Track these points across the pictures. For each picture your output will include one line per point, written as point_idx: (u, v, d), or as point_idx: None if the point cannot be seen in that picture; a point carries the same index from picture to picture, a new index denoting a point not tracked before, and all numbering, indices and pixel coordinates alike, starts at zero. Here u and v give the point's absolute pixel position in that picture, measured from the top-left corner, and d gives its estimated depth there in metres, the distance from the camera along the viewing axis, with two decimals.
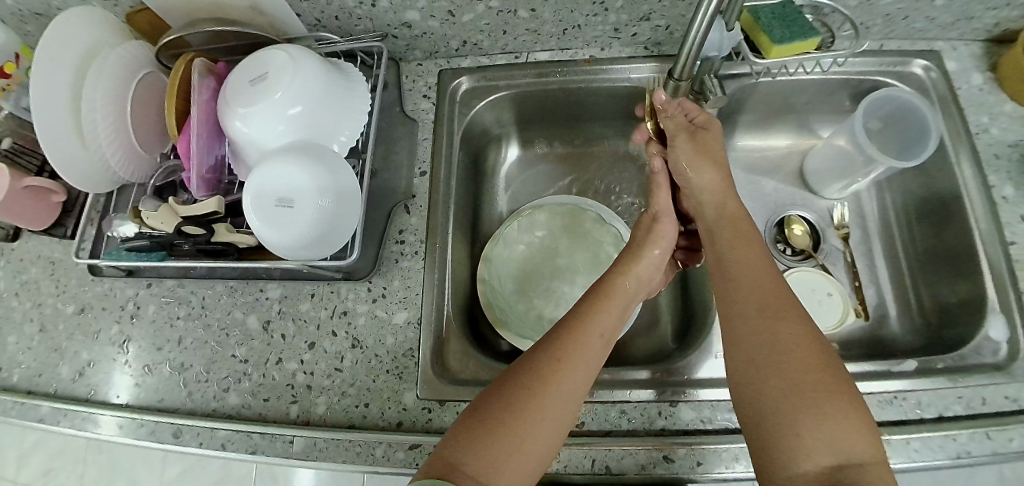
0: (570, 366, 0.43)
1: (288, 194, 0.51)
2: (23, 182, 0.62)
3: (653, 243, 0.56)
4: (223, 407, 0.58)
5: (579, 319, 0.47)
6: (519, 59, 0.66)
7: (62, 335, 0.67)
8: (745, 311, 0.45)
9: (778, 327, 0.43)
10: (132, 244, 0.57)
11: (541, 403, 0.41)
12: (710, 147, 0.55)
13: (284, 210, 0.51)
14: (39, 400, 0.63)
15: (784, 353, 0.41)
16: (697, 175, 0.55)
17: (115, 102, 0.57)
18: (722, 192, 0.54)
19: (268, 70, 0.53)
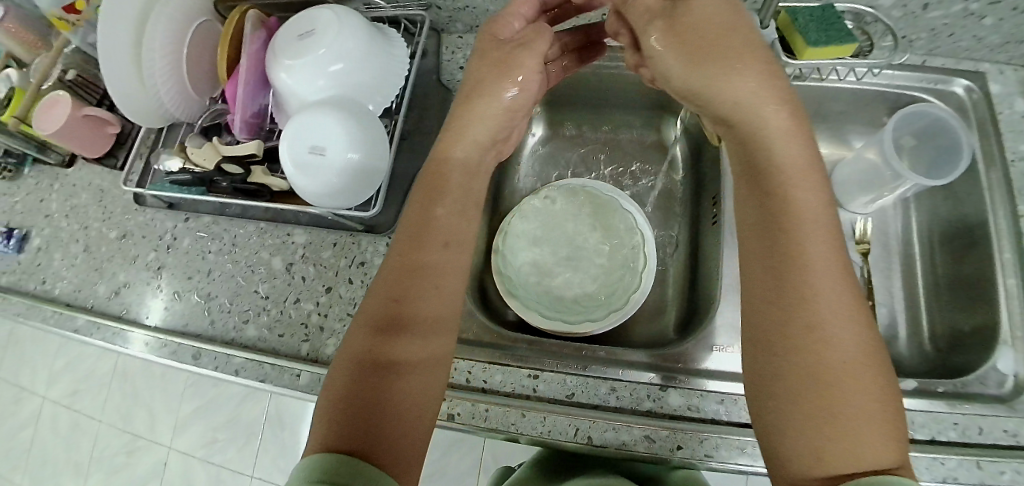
0: (412, 303, 0.42)
1: (321, 142, 0.53)
2: (82, 110, 0.67)
3: (478, 145, 0.49)
4: (241, 337, 0.61)
5: (405, 242, 0.45)
6: (556, 40, 0.67)
7: (103, 257, 0.72)
8: (779, 260, 0.38)
9: (806, 301, 0.36)
10: (176, 178, 0.61)
11: (398, 355, 0.40)
12: (693, 33, 0.41)
13: (316, 157, 0.53)
14: (78, 311, 0.69)
15: (812, 316, 0.36)
16: (675, 67, 0.42)
17: (174, 45, 0.61)
18: (738, 103, 0.40)
19: (315, 26, 0.57)
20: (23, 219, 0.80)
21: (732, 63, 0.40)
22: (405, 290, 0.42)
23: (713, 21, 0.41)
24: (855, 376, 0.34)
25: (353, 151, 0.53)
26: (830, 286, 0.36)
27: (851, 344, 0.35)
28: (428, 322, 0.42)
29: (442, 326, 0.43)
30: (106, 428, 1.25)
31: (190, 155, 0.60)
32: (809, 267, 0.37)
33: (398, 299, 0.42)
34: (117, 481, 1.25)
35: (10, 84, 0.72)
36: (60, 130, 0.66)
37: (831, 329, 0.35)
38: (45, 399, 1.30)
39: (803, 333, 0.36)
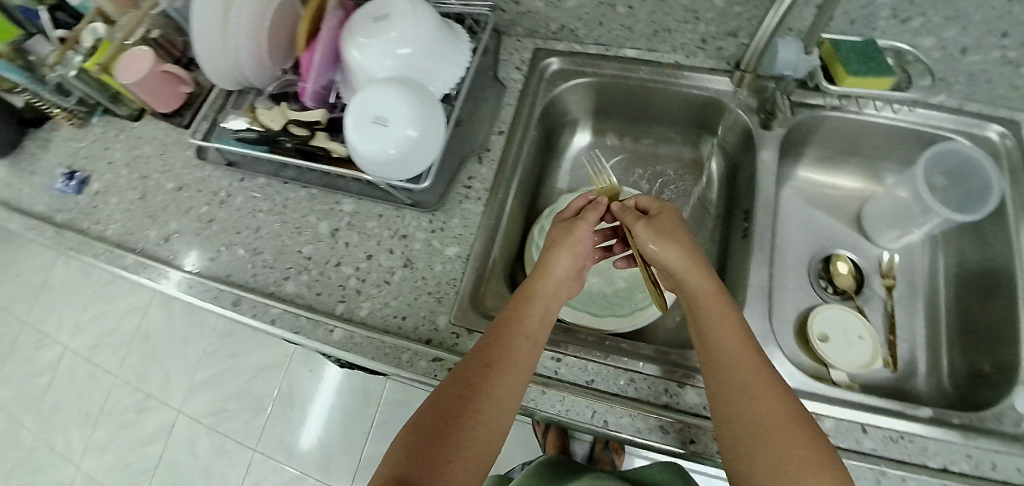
0: (496, 374, 0.47)
1: (385, 114, 0.57)
2: (161, 65, 0.73)
3: (563, 250, 0.57)
4: (280, 292, 0.64)
5: (501, 325, 0.51)
6: (609, 52, 0.71)
7: (159, 205, 0.76)
8: (733, 368, 0.47)
9: (764, 400, 0.44)
10: (243, 135, 0.65)
11: (471, 417, 0.45)
12: (670, 230, 0.56)
13: (379, 127, 0.56)
14: (127, 251, 0.73)
15: (768, 411, 0.44)
16: (663, 250, 0.54)
17: (257, 14, 0.64)
18: (695, 264, 0.53)
19: (390, 11, 0.61)
20: (87, 165, 0.85)
21: (684, 246, 0.54)
22: (490, 360, 0.48)
23: (678, 227, 0.56)
24: (810, 459, 0.41)
25: (411, 127, 0.56)
26: (778, 390, 0.45)
27: (799, 427, 0.42)
28: (505, 383, 0.47)
29: (516, 394, 0.48)
30: (121, 384, 1.28)
31: (259, 116, 0.65)
32: (763, 380, 0.46)
33: (486, 370, 0.47)
34: (122, 438, 1.27)
35: (97, 36, 0.78)
36: (141, 77, 0.71)
37: (787, 422, 0.43)
38: (67, 349, 1.33)
39: (762, 424, 0.43)
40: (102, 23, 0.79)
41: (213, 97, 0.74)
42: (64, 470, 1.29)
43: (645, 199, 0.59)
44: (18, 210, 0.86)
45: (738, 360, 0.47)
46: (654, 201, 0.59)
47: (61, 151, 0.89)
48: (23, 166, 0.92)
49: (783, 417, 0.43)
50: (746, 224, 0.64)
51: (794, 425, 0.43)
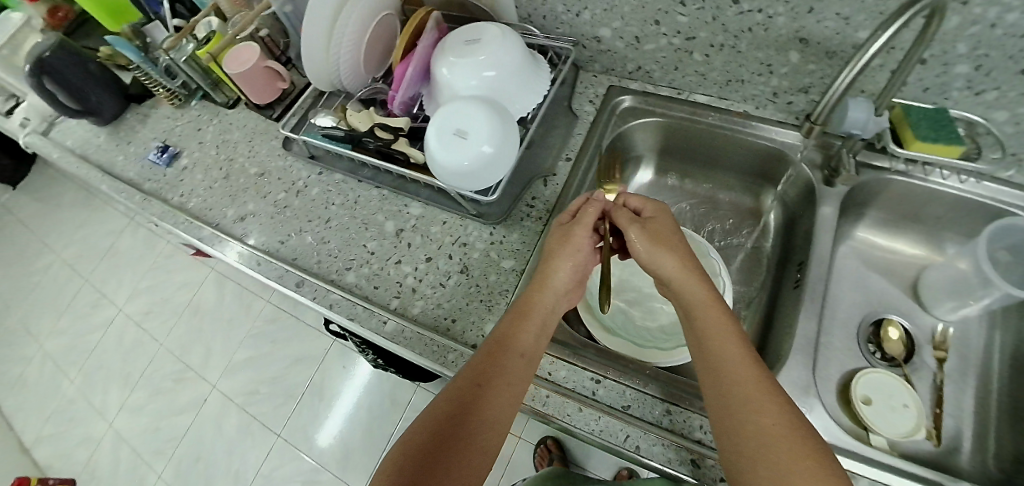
0: (491, 391, 0.48)
1: (466, 128, 0.60)
2: (264, 62, 0.79)
3: (560, 256, 0.56)
4: (340, 280, 0.68)
5: (497, 337, 0.52)
6: (680, 96, 0.74)
7: (240, 187, 0.83)
8: (730, 384, 0.45)
9: (762, 416, 0.42)
10: (329, 132, 0.71)
11: (465, 432, 0.45)
12: (665, 236, 0.54)
13: (459, 140, 0.60)
14: (206, 224, 0.79)
15: (768, 427, 0.41)
16: (659, 259, 0.53)
17: (359, 30, 0.70)
18: (689, 273, 0.52)
19: (481, 36, 0.66)
20: (179, 141, 0.93)
21: (679, 255, 0.53)
22: (485, 373, 0.49)
23: (673, 232, 0.55)
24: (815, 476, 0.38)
25: (487, 144, 0.60)
26: (778, 403, 0.43)
27: (803, 444, 0.40)
28: (502, 400, 0.48)
29: (511, 409, 0.48)
30: (166, 353, 1.38)
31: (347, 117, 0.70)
32: (761, 392, 0.43)
33: (481, 385, 0.48)
34: (158, 402, 1.34)
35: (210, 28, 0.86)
36: (247, 68, 0.78)
37: (789, 438, 0.40)
38: (121, 311, 1.44)
39: (763, 442, 0.41)
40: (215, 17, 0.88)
41: (305, 97, 0.80)
42: (97, 424, 1.36)
43: (638, 200, 0.58)
44: (112, 175, 0.95)
45: (734, 372, 0.45)
46: (644, 200, 0.58)
47: (158, 127, 0.98)
48: (122, 136, 1.01)
49: (786, 433, 0.40)
50: (799, 275, 0.65)
51: (797, 441, 0.40)
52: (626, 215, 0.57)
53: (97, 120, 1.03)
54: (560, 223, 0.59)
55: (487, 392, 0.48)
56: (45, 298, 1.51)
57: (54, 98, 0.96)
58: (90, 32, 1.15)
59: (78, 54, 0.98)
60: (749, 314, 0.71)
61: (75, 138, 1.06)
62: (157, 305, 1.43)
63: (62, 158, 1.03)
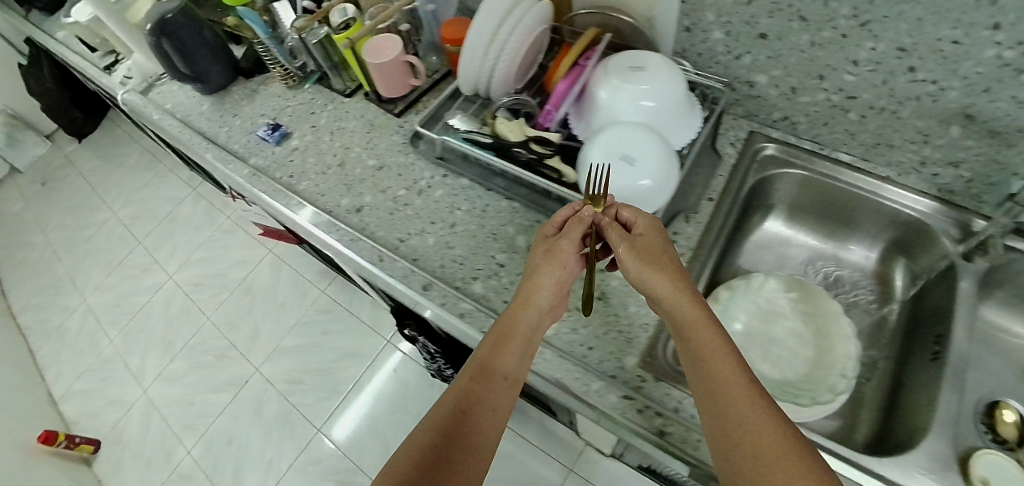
0: (471, 419, 0.46)
1: (631, 154, 0.59)
2: (405, 56, 0.77)
3: (544, 270, 0.54)
4: (466, 289, 0.66)
5: (476, 363, 0.50)
6: (822, 151, 0.74)
7: (355, 178, 0.81)
8: (723, 403, 0.42)
9: (752, 435, 0.39)
10: (477, 137, 0.68)
11: (446, 464, 0.43)
12: (655, 252, 0.52)
13: (623, 166, 0.58)
14: (320, 211, 0.77)
15: (761, 446, 0.38)
16: (648, 278, 0.50)
17: (520, 42, 0.69)
18: (680, 293, 0.49)
19: (646, 64, 0.64)
20: (290, 120, 0.93)
21: (667, 272, 0.50)
22: (466, 402, 0.47)
23: (662, 247, 0.52)
24: None
25: (647, 179, 0.58)
26: (769, 421, 0.40)
27: (797, 463, 0.37)
28: (483, 428, 0.46)
29: (493, 435, 0.47)
30: (212, 327, 1.38)
31: (495, 125, 0.69)
32: (748, 410, 0.40)
33: (462, 414, 0.46)
34: (196, 376, 1.32)
35: (347, 16, 0.85)
36: (391, 59, 0.77)
37: (781, 456, 0.37)
38: (171, 278, 1.47)
39: (759, 464, 0.38)
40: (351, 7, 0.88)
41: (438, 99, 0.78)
42: (131, 388, 1.35)
43: (624, 210, 0.55)
44: (216, 145, 0.94)
45: (728, 393, 0.42)
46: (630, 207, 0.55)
47: (267, 103, 0.97)
48: (226, 107, 1.01)
49: (780, 454, 0.37)
50: (937, 348, 0.62)
51: (789, 461, 0.37)
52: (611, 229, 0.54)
53: (203, 89, 1.01)
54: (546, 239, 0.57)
55: (468, 422, 0.46)
56: (99, 253, 1.56)
57: (169, 62, 0.95)
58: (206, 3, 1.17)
59: (197, 21, 0.96)
60: (872, 380, 0.69)
61: (175, 102, 1.05)
62: (213, 281, 1.44)
63: (163, 120, 1.02)
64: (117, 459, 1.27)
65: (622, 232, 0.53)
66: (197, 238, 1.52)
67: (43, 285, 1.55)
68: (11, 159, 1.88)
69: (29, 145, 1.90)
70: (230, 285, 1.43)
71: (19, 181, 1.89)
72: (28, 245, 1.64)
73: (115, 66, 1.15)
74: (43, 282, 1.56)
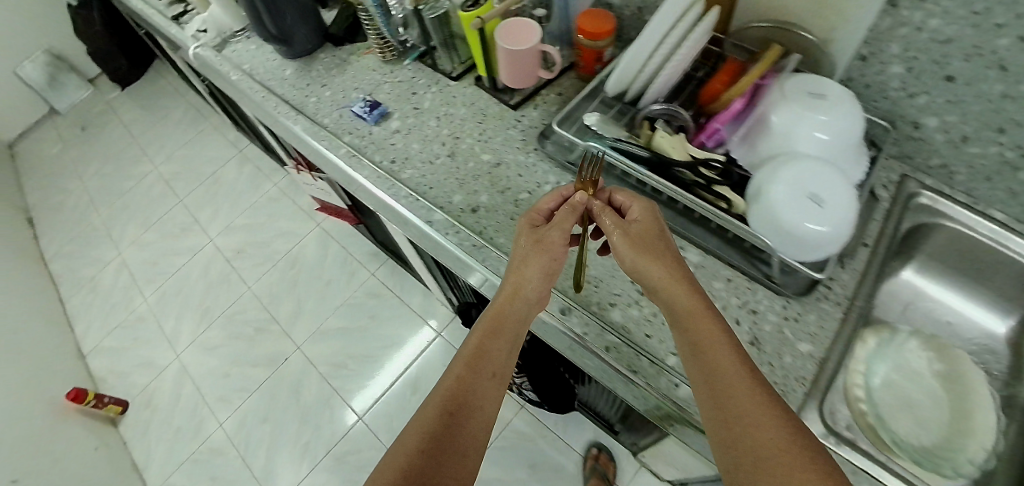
0: (460, 422, 0.44)
1: (821, 196, 0.51)
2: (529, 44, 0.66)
3: (530, 256, 0.51)
4: (604, 315, 0.53)
5: (465, 356, 0.48)
6: (977, 207, 0.67)
7: (467, 172, 0.68)
8: (728, 402, 0.39)
9: (758, 433, 0.37)
10: (625, 146, 0.59)
11: (438, 466, 0.41)
12: (649, 239, 0.48)
13: (812, 207, 0.51)
14: (431, 206, 0.64)
15: (771, 446, 0.36)
16: (640, 265, 0.47)
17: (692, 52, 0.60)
18: (676, 281, 0.46)
19: (828, 92, 0.56)
20: (390, 100, 0.79)
21: (663, 259, 0.47)
22: (457, 400, 0.45)
23: (657, 233, 0.49)
24: None
25: (813, 221, 0.51)
26: (774, 415, 0.37)
27: (811, 462, 0.34)
28: (470, 430, 0.44)
29: (482, 435, 0.44)
30: (252, 298, 1.31)
31: (652, 137, 0.59)
32: (754, 406, 0.38)
33: (449, 417, 0.44)
34: (231, 348, 1.26)
35: None
36: (527, 47, 0.66)
37: (794, 456, 0.35)
38: (211, 242, 1.41)
39: (774, 466, 0.35)
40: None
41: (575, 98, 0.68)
42: (162, 353, 1.28)
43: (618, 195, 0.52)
44: (304, 116, 0.80)
45: (732, 390, 0.39)
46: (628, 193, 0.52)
47: (360, 77, 0.84)
48: (312, 74, 0.88)
49: (789, 455, 0.35)
50: None
51: (803, 463, 0.34)
52: (606, 218, 0.51)
53: (286, 52, 0.89)
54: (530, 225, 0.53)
55: (457, 424, 0.44)
56: (137, 209, 1.52)
57: (256, 17, 0.83)
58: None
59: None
60: None
61: (253, 62, 0.94)
62: (257, 253, 1.37)
63: (241, 82, 0.90)
64: (143, 428, 1.20)
65: (615, 220, 0.51)
66: (244, 203, 1.46)
67: (80, 234, 1.52)
68: (51, 101, 1.96)
69: (69, 86, 1.98)
70: (276, 258, 1.36)
71: (57, 124, 1.99)
72: (69, 193, 1.61)
73: (182, 18, 1.06)
74: (77, 231, 1.53)
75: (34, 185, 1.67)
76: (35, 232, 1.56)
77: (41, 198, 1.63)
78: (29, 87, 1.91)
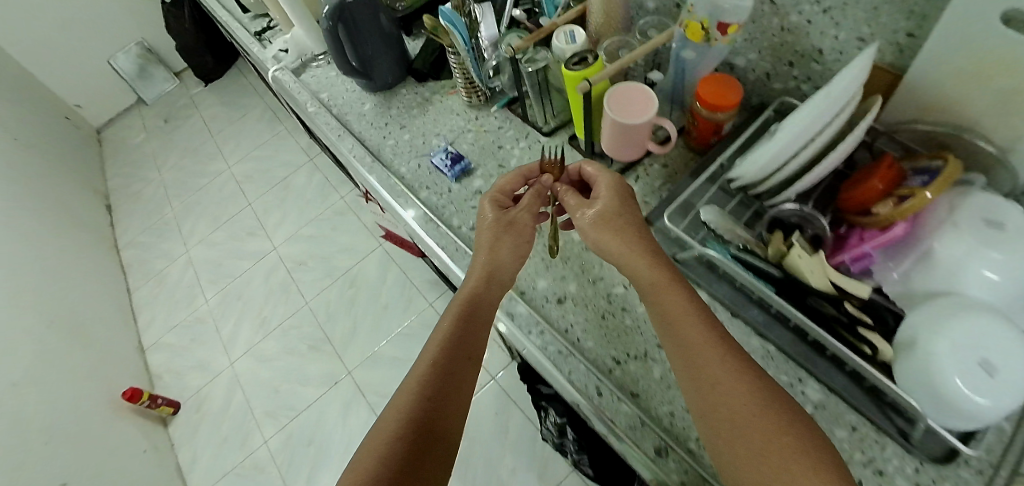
0: (445, 393, 0.46)
1: (1000, 365, 0.39)
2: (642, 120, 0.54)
3: (507, 235, 0.55)
4: (702, 458, 0.45)
5: (440, 337, 0.49)
6: None
7: (559, 253, 0.60)
8: (696, 369, 0.42)
9: (720, 387, 0.40)
10: (754, 262, 0.50)
11: (428, 434, 0.44)
12: (616, 216, 0.51)
13: (983, 379, 0.39)
14: (516, 295, 0.57)
15: (731, 401, 0.39)
16: (606, 244, 0.51)
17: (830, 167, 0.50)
18: (641, 254, 0.49)
19: (1010, 217, 0.43)
20: (473, 153, 0.73)
21: (626, 236, 0.50)
22: (435, 382, 0.46)
23: (623, 211, 0.52)
24: (792, 450, 0.36)
25: (961, 376, 0.40)
26: (735, 373, 0.41)
27: (774, 418, 0.38)
28: (454, 398, 0.46)
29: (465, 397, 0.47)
30: (309, 312, 1.34)
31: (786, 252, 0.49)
32: (717, 369, 0.41)
33: (433, 394, 0.45)
34: (284, 361, 1.28)
35: (575, 42, 0.61)
36: (644, 121, 0.54)
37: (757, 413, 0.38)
38: (275, 250, 1.46)
39: (739, 423, 0.39)
40: (579, 28, 0.63)
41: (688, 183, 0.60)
42: (218, 356, 1.34)
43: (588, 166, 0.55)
44: (379, 163, 0.76)
45: (699, 358, 0.42)
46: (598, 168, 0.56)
47: (442, 119, 0.79)
48: (392, 112, 0.83)
49: (753, 410, 0.39)
50: None
51: (765, 416, 0.38)
52: (572, 200, 0.55)
53: (366, 84, 0.86)
54: (498, 208, 0.56)
55: (444, 397, 0.46)
56: (212, 208, 1.61)
57: (339, 52, 0.79)
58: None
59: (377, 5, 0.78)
60: None
61: (332, 91, 0.90)
62: (317, 268, 1.40)
63: (318, 114, 0.88)
64: (192, 430, 1.25)
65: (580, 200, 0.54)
66: (310, 216, 1.50)
67: (156, 227, 1.63)
68: (141, 92, 2.08)
69: (158, 79, 2.08)
70: (336, 276, 1.38)
71: (142, 113, 2.08)
72: (152, 187, 1.73)
73: (264, 33, 1.07)
74: (151, 223, 1.65)
75: (127, 176, 1.81)
76: (113, 217, 1.71)
77: (131, 188, 1.77)
78: (122, 78, 2.03)
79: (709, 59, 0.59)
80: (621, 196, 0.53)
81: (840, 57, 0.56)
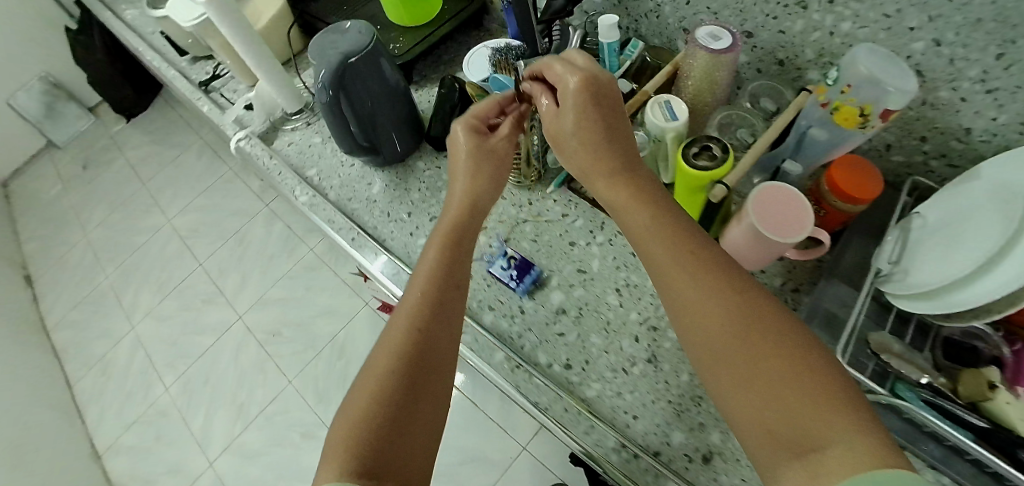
0: (420, 331, 0.40)
1: None
2: (789, 240, 0.43)
3: (488, 159, 0.51)
4: None
5: (428, 271, 0.44)
6: None
7: (682, 391, 0.49)
8: (698, 281, 0.36)
9: (711, 293, 0.35)
10: (953, 407, 0.42)
11: (412, 383, 0.38)
12: (596, 123, 0.45)
13: None
14: (650, 460, 0.45)
15: (734, 312, 0.34)
16: (579, 145, 0.46)
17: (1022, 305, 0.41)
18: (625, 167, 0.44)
19: None
20: (538, 255, 0.58)
21: (601, 139, 0.45)
22: (420, 325, 0.40)
23: (610, 112, 0.46)
24: (802, 368, 0.31)
25: None
26: (754, 295, 0.35)
27: (772, 325, 0.33)
28: (436, 340, 0.40)
29: (446, 340, 0.41)
30: (295, 393, 1.19)
31: (985, 394, 0.42)
32: (721, 279, 0.36)
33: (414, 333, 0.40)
34: (272, 455, 1.13)
35: (678, 121, 0.48)
36: (794, 239, 0.43)
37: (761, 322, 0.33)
38: (239, 319, 1.31)
39: (727, 323, 0.34)
40: (676, 97, 0.50)
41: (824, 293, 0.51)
42: (194, 456, 1.17)
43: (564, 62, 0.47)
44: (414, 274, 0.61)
45: (713, 278, 0.36)
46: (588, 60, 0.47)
47: None
48: (413, 197, 0.67)
49: (761, 322, 0.33)
50: None
51: (770, 327, 0.33)
52: (544, 104, 0.49)
53: (377, 159, 0.68)
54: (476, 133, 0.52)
55: (425, 338, 0.40)
56: (162, 275, 1.43)
57: (342, 124, 0.61)
58: (340, 4, 0.83)
59: (381, 56, 0.59)
60: None
61: (321, 167, 0.73)
62: (299, 340, 1.25)
63: (311, 202, 0.70)
64: None
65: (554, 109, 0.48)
66: (285, 279, 1.33)
67: (94, 301, 1.44)
68: (48, 134, 1.76)
69: (68, 117, 1.77)
70: (324, 346, 1.22)
71: (56, 159, 1.78)
72: (80, 253, 1.54)
73: (212, 83, 0.86)
74: (88, 296, 1.45)
75: (46, 241, 1.60)
76: (40, 296, 1.48)
77: (55, 254, 1.56)
78: (22, 118, 1.70)
79: (846, 141, 0.48)
80: (597, 95, 0.45)
81: (990, 139, 0.47)
